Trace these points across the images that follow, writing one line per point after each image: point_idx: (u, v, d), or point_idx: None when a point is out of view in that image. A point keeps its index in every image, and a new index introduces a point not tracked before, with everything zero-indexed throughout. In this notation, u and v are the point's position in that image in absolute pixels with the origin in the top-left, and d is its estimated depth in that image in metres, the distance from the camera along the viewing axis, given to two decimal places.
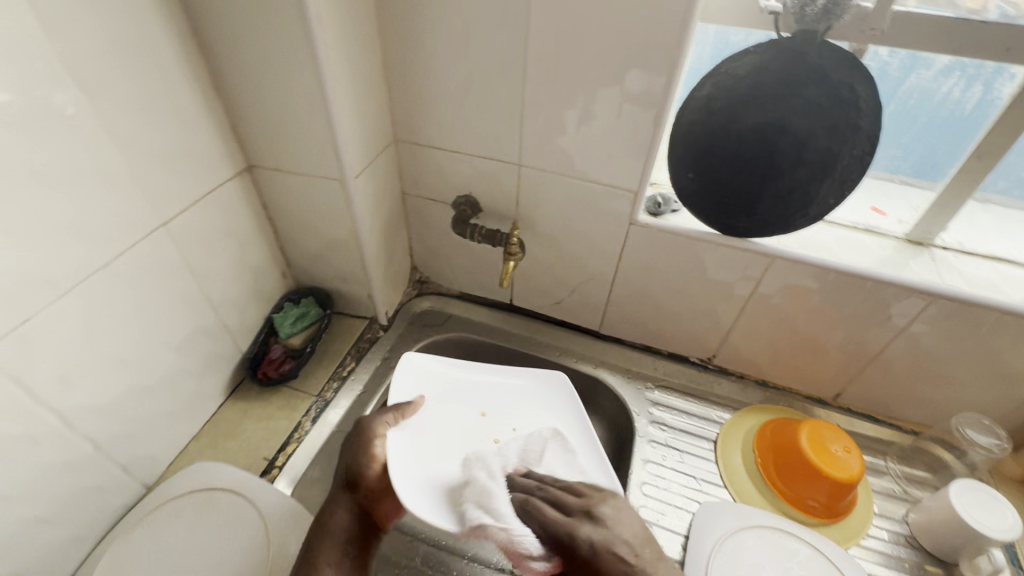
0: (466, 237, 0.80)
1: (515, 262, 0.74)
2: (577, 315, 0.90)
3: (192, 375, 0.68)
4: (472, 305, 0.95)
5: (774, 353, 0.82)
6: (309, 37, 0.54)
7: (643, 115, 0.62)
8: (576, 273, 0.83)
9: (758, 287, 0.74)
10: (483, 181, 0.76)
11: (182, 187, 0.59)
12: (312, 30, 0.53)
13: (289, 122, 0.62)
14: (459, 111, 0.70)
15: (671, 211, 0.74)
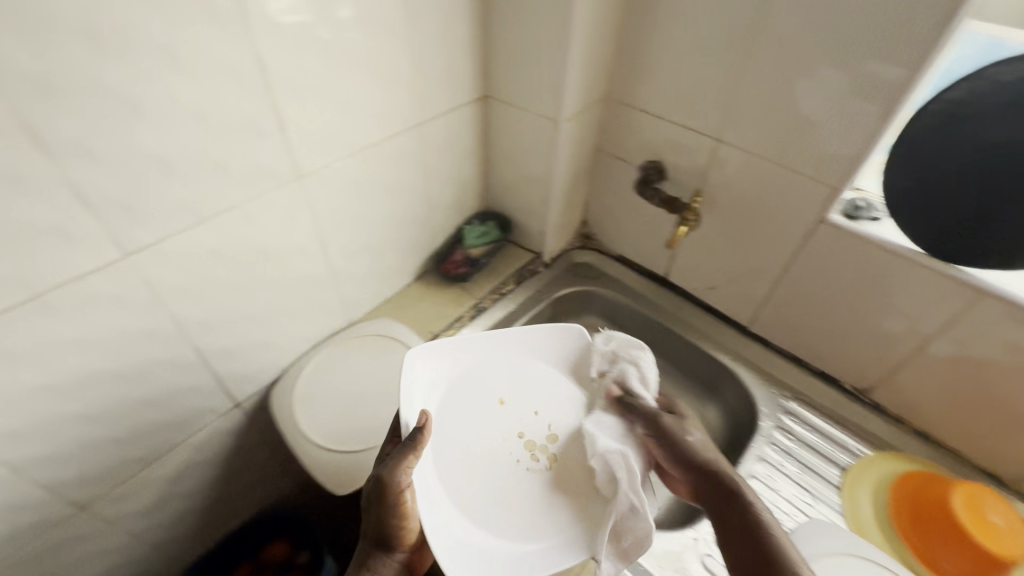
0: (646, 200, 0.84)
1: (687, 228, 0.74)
2: (730, 305, 0.89)
3: (398, 251, 0.85)
4: (626, 270, 1.00)
5: (949, 408, 0.72)
6: None
7: (870, 107, 0.60)
8: (742, 262, 0.82)
9: (955, 324, 0.65)
10: (677, 149, 0.80)
11: (438, 98, 0.74)
12: None
13: (530, 61, 0.73)
14: (676, 76, 0.74)
15: (871, 218, 0.70)
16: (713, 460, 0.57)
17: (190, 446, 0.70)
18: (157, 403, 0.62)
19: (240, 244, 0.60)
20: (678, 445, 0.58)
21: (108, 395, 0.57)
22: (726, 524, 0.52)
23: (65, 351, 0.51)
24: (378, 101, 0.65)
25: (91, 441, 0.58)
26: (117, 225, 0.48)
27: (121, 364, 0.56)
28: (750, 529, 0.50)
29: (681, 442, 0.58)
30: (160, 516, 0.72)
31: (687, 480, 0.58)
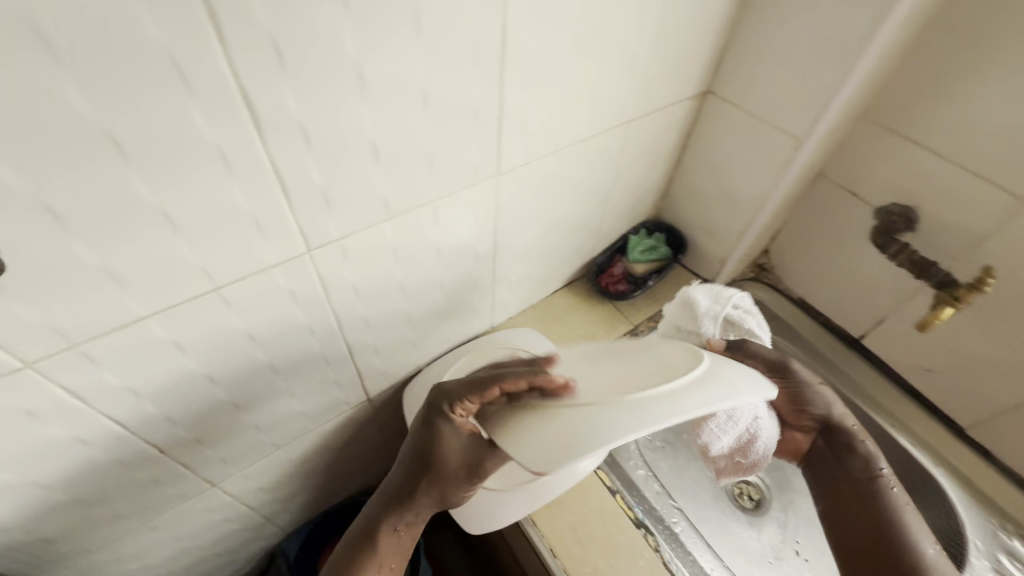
0: (883, 253, 0.66)
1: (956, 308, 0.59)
2: (947, 397, 0.72)
3: (561, 257, 0.74)
4: (808, 320, 0.83)
5: None
6: None
7: None
8: (994, 356, 0.64)
9: None
10: (949, 201, 0.61)
11: (661, 91, 0.60)
12: None
13: (793, 60, 0.57)
14: (991, 107, 0.55)
15: None
16: (858, 432, 0.58)
17: (318, 433, 0.65)
18: (300, 394, 0.57)
19: (420, 244, 0.51)
20: (827, 415, 0.59)
21: (260, 386, 0.51)
22: (861, 497, 0.55)
23: (231, 343, 0.45)
24: (603, 91, 0.53)
25: (236, 427, 0.53)
26: (312, 218, 0.40)
27: (280, 358, 0.50)
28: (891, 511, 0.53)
29: (834, 414, 0.59)
30: (277, 490, 0.70)
31: (817, 435, 0.60)
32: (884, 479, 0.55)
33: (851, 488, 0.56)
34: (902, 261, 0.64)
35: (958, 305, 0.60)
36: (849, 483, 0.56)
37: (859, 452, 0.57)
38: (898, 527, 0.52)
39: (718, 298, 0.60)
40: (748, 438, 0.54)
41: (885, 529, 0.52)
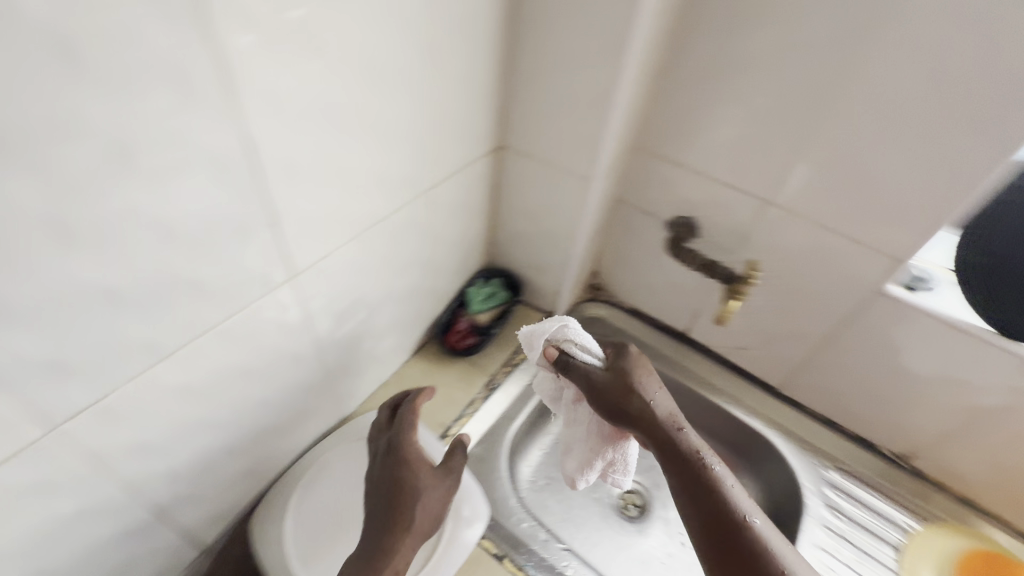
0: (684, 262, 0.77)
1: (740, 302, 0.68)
2: (760, 367, 0.83)
3: (400, 328, 0.71)
4: (642, 325, 0.91)
5: (1001, 478, 0.70)
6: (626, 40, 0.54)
7: (949, 185, 0.55)
8: (782, 326, 0.76)
9: (1016, 403, 0.63)
10: (714, 207, 0.72)
11: (452, 156, 0.61)
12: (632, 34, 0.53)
13: (562, 112, 0.63)
14: (721, 132, 0.66)
15: (930, 290, 0.64)
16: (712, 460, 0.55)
17: None
18: None
19: (217, 372, 0.45)
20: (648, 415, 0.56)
21: None
22: (702, 493, 0.53)
23: None
24: (387, 171, 0.52)
25: None
26: (43, 392, 0.33)
27: (48, 560, 0.40)
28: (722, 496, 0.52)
29: (648, 408, 0.56)
30: None
31: (672, 462, 0.55)
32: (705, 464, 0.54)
33: (687, 483, 0.54)
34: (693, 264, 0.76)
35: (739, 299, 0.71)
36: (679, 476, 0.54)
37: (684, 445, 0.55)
38: (734, 511, 0.52)
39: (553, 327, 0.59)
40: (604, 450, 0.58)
41: (722, 516, 0.51)
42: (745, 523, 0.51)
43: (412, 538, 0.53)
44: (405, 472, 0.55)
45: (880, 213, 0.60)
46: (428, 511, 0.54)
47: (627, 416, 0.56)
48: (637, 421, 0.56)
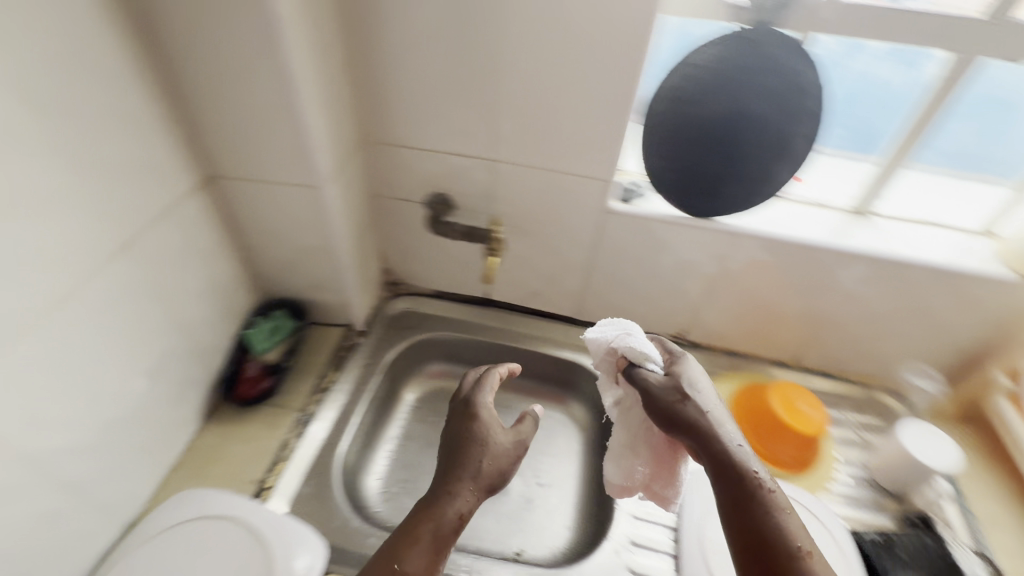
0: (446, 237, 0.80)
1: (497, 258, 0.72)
2: (554, 304, 0.91)
3: (168, 402, 0.65)
4: (447, 304, 0.95)
5: (741, 325, 0.86)
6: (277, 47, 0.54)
7: (608, 107, 0.65)
8: (551, 264, 0.84)
9: (724, 264, 0.78)
10: (453, 178, 0.76)
11: (142, 207, 0.56)
12: (281, 40, 0.54)
13: (257, 129, 0.61)
14: (427, 109, 0.70)
15: (640, 196, 0.76)
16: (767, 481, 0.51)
17: None
18: None
19: None
20: (702, 426, 0.53)
21: None
22: (744, 510, 0.49)
23: None
24: (39, 247, 0.46)
25: None
26: None
27: None
28: (757, 510, 0.49)
29: (706, 424, 0.53)
30: None
31: (727, 477, 0.51)
32: (751, 482, 0.50)
33: (732, 498, 0.50)
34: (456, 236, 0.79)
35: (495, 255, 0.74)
36: (724, 485, 0.51)
37: (718, 453, 0.52)
38: (785, 539, 0.48)
39: (616, 331, 0.62)
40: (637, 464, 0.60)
41: (772, 541, 0.48)
42: (804, 554, 0.47)
43: (477, 484, 0.59)
44: (474, 425, 0.63)
45: (572, 145, 0.69)
46: (497, 457, 0.62)
47: (684, 426, 0.54)
48: (693, 435, 0.53)
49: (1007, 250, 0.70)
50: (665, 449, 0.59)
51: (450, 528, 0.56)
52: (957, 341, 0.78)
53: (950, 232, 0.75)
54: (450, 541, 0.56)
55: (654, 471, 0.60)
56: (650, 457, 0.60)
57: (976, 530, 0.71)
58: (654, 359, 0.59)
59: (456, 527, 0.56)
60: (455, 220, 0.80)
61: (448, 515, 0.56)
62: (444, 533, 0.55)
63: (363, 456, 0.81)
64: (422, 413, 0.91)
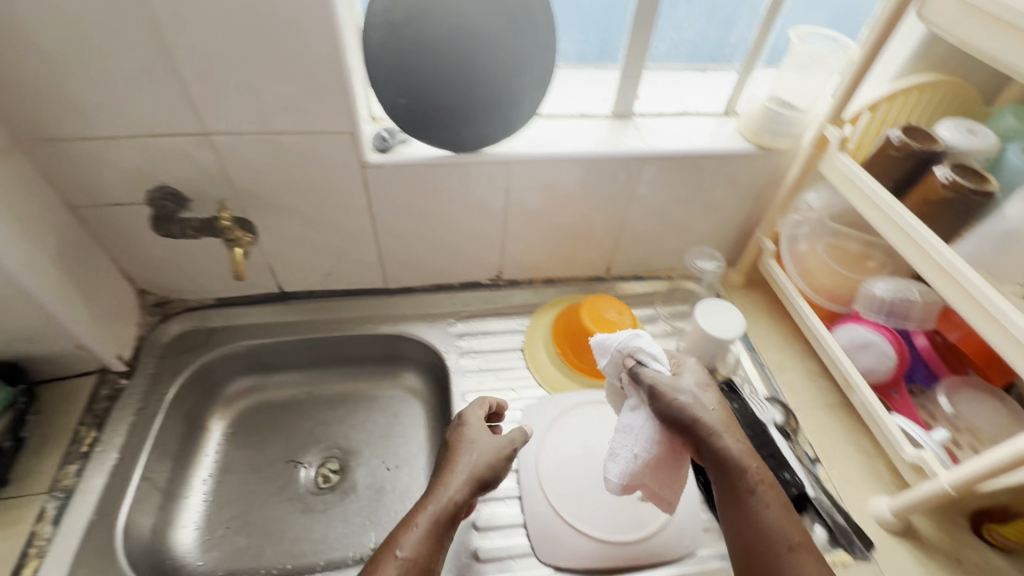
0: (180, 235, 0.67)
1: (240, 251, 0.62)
2: (357, 279, 0.83)
3: None
4: (236, 310, 0.82)
5: (548, 251, 0.86)
6: None
7: (314, 45, 0.55)
8: (332, 237, 0.76)
9: (508, 195, 0.75)
10: (167, 165, 0.63)
11: None
12: None
13: None
14: (86, 85, 0.55)
15: (399, 142, 0.69)
16: (757, 474, 0.51)
17: None
18: None
19: None
20: (703, 426, 0.52)
21: None
22: (736, 511, 0.50)
23: None
24: None
25: None
26: None
27: None
28: (754, 506, 0.50)
29: (703, 427, 0.52)
30: None
31: (719, 479, 0.52)
32: (742, 478, 0.51)
33: (727, 499, 0.51)
34: (191, 234, 0.66)
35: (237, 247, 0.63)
36: (722, 486, 0.52)
37: (719, 453, 0.51)
38: (780, 535, 0.48)
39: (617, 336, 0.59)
40: (651, 460, 0.53)
41: (764, 540, 0.48)
42: (793, 549, 0.47)
43: (470, 479, 0.55)
44: (467, 427, 0.60)
45: (292, 99, 0.59)
46: (491, 455, 0.57)
47: (684, 427, 0.53)
48: (697, 437, 0.52)
49: (745, 124, 0.75)
50: (671, 451, 0.54)
51: (442, 515, 0.52)
52: (728, 218, 0.84)
53: (700, 119, 0.79)
54: (447, 529, 0.51)
55: (649, 471, 0.54)
56: (654, 457, 0.53)
57: (770, 377, 0.80)
58: (662, 359, 0.57)
59: (448, 514, 0.52)
60: (192, 215, 0.67)
61: (440, 505, 0.52)
62: (441, 517, 0.51)
63: (165, 511, 0.69)
64: (239, 436, 0.80)
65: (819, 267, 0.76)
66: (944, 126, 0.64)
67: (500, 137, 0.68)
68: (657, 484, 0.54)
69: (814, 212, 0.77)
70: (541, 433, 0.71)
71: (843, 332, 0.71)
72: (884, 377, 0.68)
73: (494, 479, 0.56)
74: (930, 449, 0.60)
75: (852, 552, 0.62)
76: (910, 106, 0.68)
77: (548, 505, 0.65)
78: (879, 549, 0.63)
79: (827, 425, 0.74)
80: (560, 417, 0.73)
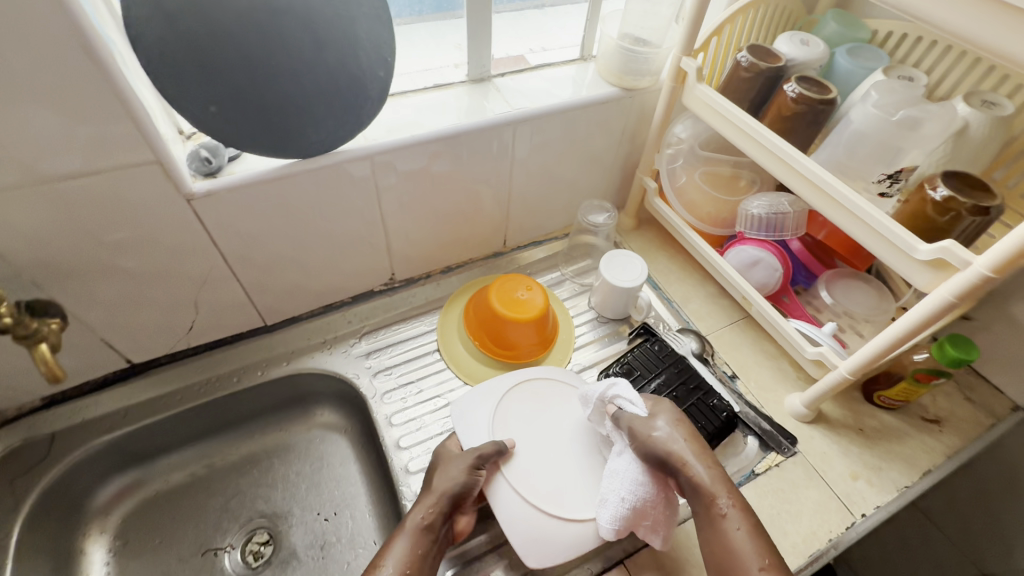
0: None
1: (44, 349, 0.48)
2: (226, 326, 0.71)
3: None
4: (79, 404, 0.66)
5: (439, 240, 0.79)
6: None
7: (62, 59, 0.41)
8: (179, 289, 0.62)
9: (380, 192, 0.66)
10: None
11: None
12: None
13: None
14: None
15: (227, 160, 0.57)
16: (730, 496, 0.54)
17: None
18: None
19: None
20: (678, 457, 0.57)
21: None
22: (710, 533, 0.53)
23: None
24: None
25: None
26: None
27: None
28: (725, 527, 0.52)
29: (675, 458, 0.57)
30: None
31: (695, 502, 0.56)
32: (714, 503, 0.54)
33: (702, 523, 0.54)
34: None
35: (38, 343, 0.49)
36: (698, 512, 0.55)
37: (692, 482, 0.56)
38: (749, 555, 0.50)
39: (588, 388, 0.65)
40: (639, 501, 0.56)
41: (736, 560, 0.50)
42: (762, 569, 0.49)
43: (440, 493, 0.57)
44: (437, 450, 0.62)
45: (57, 134, 0.45)
46: (457, 467, 0.59)
47: (664, 461, 0.58)
48: (672, 467, 0.57)
49: (605, 68, 0.73)
50: (656, 493, 0.58)
51: (414, 531, 0.55)
52: (608, 165, 0.83)
53: (559, 69, 0.76)
54: (426, 546, 0.54)
55: (639, 514, 0.57)
56: (641, 500, 0.57)
57: (679, 310, 0.83)
58: (638, 404, 0.63)
59: (421, 529, 0.55)
60: None
61: (412, 525, 0.55)
62: (415, 535, 0.54)
63: None
64: (132, 545, 0.67)
65: (700, 198, 0.78)
66: (781, 40, 0.66)
67: (351, 131, 0.58)
68: (646, 521, 0.57)
69: (684, 142, 0.78)
70: (488, 428, 0.64)
71: (733, 254, 0.75)
72: (775, 288, 0.73)
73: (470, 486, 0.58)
74: (825, 344, 0.65)
75: (782, 452, 0.68)
76: (750, 24, 0.69)
77: (523, 501, 0.58)
78: (801, 441, 0.69)
79: (736, 342, 0.79)
80: (500, 404, 0.66)
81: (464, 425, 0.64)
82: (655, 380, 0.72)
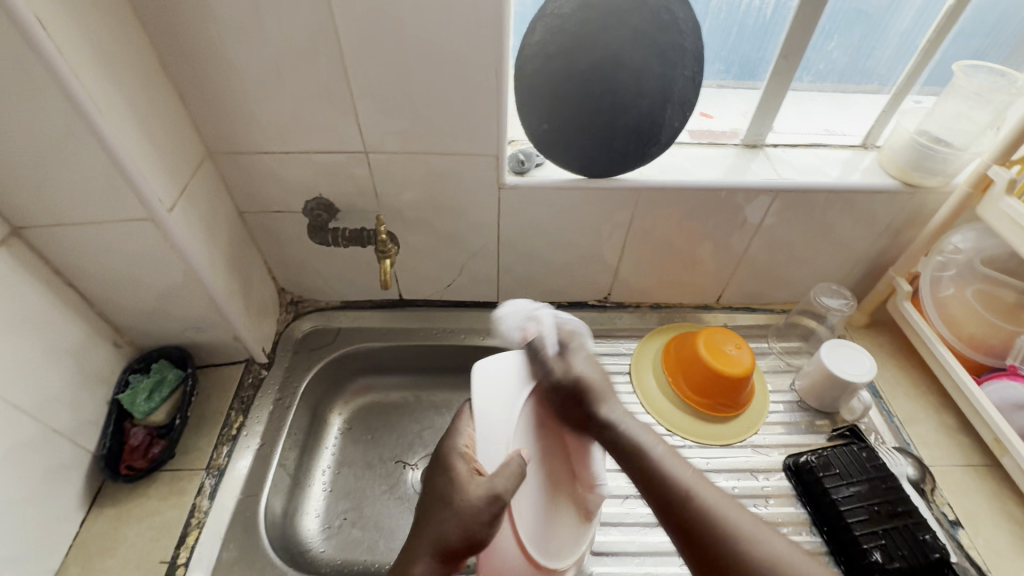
0: (330, 244, 0.72)
1: (390, 259, 0.71)
2: (471, 292, 0.87)
3: (32, 500, 0.56)
4: (359, 313, 0.87)
5: (660, 277, 0.85)
6: (54, 74, 0.44)
7: (478, 74, 0.59)
8: (458, 251, 0.79)
9: (633, 220, 0.75)
10: (328, 179, 0.68)
11: None
12: (58, 67, 0.44)
13: (54, 168, 0.50)
14: (276, 108, 0.61)
15: (535, 165, 0.71)
16: (660, 459, 0.55)
17: None
18: None
19: None
20: (640, 451, 0.57)
21: None
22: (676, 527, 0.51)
23: None
24: None
25: None
26: None
27: None
28: (688, 495, 0.51)
29: (637, 446, 0.57)
30: None
31: (647, 490, 0.54)
32: (675, 491, 0.52)
33: (660, 506, 0.52)
34: (343, 242, 0.71)
35: (389, 256, 0.71)
36: (665, 515, 0.52)
37: (645, 464, 0.55)
38: (710, 526, 0.48)
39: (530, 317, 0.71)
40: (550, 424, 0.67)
41: (703, 534, 0.48)
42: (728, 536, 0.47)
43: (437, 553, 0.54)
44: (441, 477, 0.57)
45: (448, 122, 0.63)
46: (464, 518, 0.55)
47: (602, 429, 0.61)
48: (609, 438, 0.60)
49: (890, 159, 0.72)
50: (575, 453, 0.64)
51: None
52: (857, 254, 0.80)
53: (834, 150, 0.77)
54: None
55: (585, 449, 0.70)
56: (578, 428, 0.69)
57: (899, 429, 0.75)
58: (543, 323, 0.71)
59: None
60: (340, 225, 0.73)
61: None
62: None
63: (294, 496, 0.75)
64: (355, 432, 0.84)
65: (966, 315, 0.71)
66: None
67: (634, 166, 0.69)
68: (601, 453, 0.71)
69: (961, 254, 0.72)
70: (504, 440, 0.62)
71: (994, 388, 0.67)
72: None
73: (476, 543, 0.55)
74: None
75: None
76: None
77: (514, 546, 0.59)
78: None
79: (967, 487, 0.69)
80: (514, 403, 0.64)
81: (486, 437, 0.62)
82: (853, 486, 0.66)
